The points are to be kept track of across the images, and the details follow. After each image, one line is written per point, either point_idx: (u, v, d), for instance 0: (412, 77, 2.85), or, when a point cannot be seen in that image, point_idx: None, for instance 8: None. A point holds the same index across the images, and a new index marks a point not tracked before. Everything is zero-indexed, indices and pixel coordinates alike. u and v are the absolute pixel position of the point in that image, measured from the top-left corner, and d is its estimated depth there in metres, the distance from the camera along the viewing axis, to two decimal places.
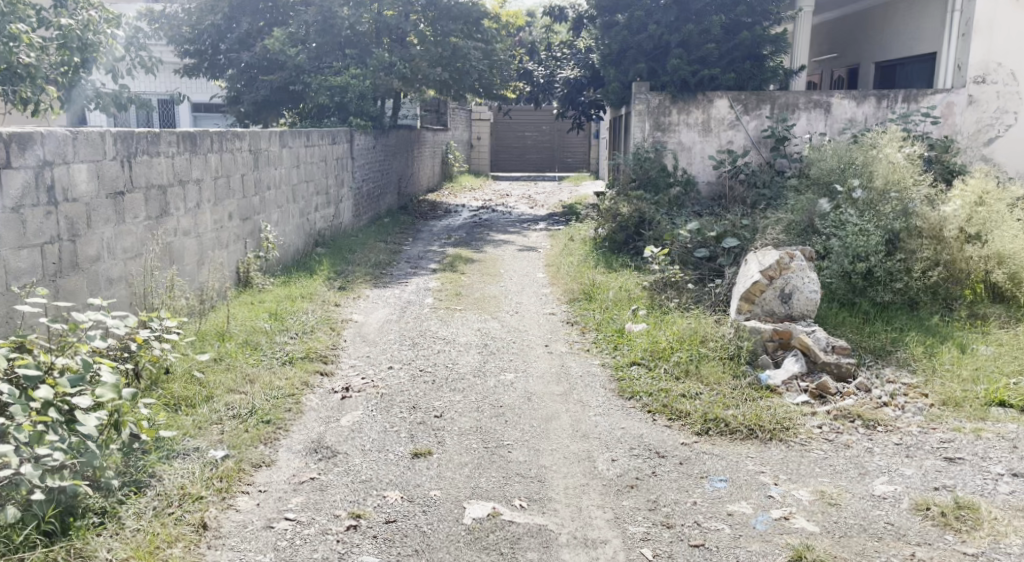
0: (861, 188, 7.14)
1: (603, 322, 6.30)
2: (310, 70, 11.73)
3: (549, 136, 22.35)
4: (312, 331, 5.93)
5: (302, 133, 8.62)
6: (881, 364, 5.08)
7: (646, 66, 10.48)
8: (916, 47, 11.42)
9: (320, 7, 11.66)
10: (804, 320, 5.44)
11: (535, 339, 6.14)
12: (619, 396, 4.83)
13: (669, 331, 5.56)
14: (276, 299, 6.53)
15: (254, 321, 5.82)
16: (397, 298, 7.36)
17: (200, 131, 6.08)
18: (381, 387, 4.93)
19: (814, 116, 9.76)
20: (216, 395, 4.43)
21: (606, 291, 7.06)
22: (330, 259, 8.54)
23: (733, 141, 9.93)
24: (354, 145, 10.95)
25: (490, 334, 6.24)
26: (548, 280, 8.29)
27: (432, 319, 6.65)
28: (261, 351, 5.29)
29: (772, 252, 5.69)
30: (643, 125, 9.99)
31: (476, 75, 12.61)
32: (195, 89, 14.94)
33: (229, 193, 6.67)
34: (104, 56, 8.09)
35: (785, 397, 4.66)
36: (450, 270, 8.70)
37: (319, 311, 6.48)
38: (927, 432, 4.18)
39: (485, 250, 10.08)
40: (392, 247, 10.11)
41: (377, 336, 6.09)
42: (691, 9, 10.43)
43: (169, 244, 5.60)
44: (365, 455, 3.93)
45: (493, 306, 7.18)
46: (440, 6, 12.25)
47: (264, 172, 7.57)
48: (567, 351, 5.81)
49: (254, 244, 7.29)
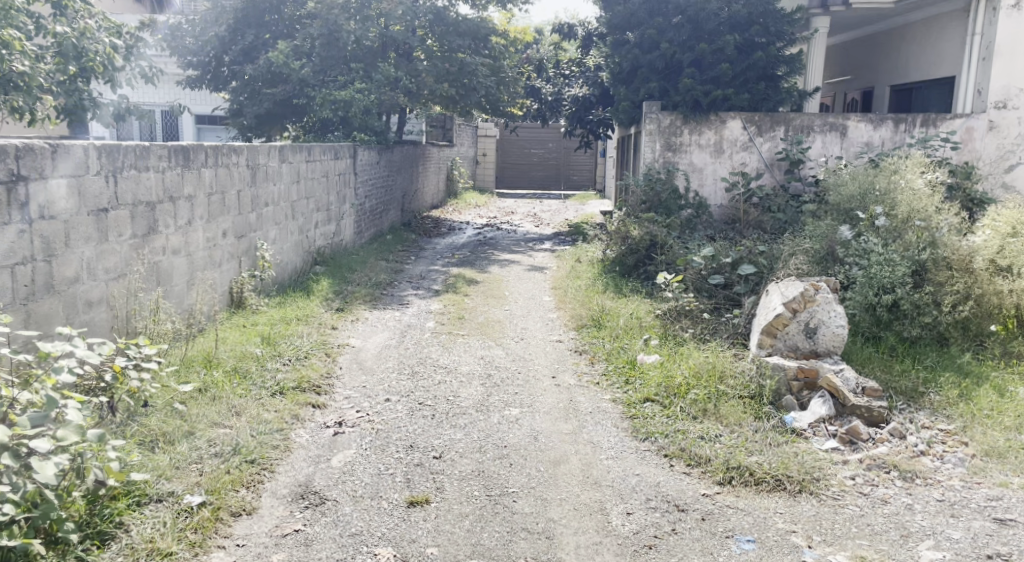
0: (883, 216, 6.88)
1: (614, 352, 6.00)
2: (313, 83, 11.45)
3: (556, 154, 22.04)
4: (306, 357, 5.65)
5: (303, 147, 8.35)
6: (914, 407, 4.74)
7: (658, 85, 10.23)
8: (935, 72, 11.20)
9: (325, 20, 11.28)
10: (829, 357, 5.06)
11: (542, 370, 5.81)
12: (632, 437, 4.52)
13: (685, 367, 5.29)
14: (270, 323, 6.22)
15: (244, 346, 5.51)
16: (397, 322, 7.05)
17: (194, 145, 5.79)
18: (377, 422, 4.60)
19: (830, 139, 9.52)
20: (197, 430, 4.11)
21: (616, 318, 6.74)
22: (328, 278, 8.22)
23: (746, 163, 9.67)
24: (357, 160, 10.65)
25: (494, 363, 5.91)
26: (555, 304, 7.96)
27: (433, 346, 6.33)
28: (250, 381, 4.97)
29: (795, 283, 5.35)
30: (653, 145, 9.75)
31: (483, 93, 12.41)
32: (196, 103, 14.64)
33: (223, 211, 6.37)
34: (102, 67, 7.85)
35: (812, 443, 4.32)
36: (453, 291, 8.39)
37: (314, 335, 6.19)
38: (972, 487, 3.84)
39: (489, 271, 9.76)
40: (394, 266, 9.81)
41: (374, 363, 5.78)
42: (704, 28, 10.17)
43: (158, 263, 5.28)
44: (357, 503, 3.60)
45: (498, 332, 6.84)
46: (447, 22, 12.14)
47: (262, 189, 7.26)
48: (575, 384, 5.49)
49: (249, 262, 6.97)
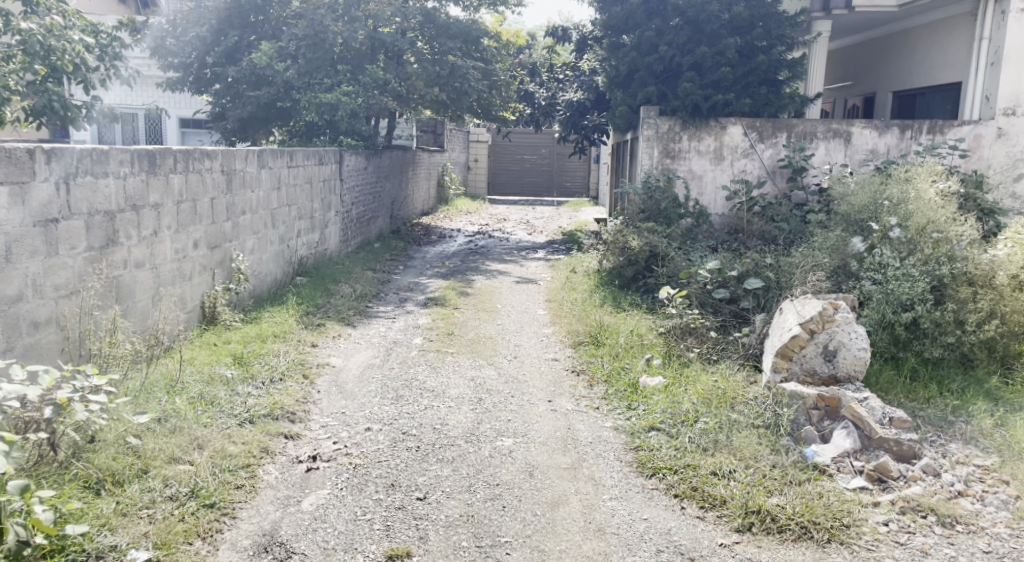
0: (898, 228, 6.52)
1: (614, 373, 5.60)
2: (299, 86, 11.01)
3: (549, 160, 21.62)
4: (282, 380, 5.25)
5: (284, 151, 7.92)
6: (945, 439, 4.35)
7: (656, 89, 9.83)
8: (941, 77, 10.86)
9: (310, 21, 10.87)
10: (850, 383, 4.66)
11: (537, 393, 5.39)
12: (637, 472, 4.11)
13: (693, 393, 4.90)
14: (244, 341, 5.79)
15: (213, 368, 5.10)
16: (382, 338, 6.63)
17: (161, 149, 5.34)
18: (356, 456, 4.17)
19: (833, 146, 9.18)
20: (152, 468, 3.68)
21: (615, 335, 6.35)
22: (309, 290, 7.78)
23: (746, 170, 9.30)
24: (343, 165, 10.23)
25: (485, 385, 5.48)
26: (549, 318, 7.54)
27: (421, 365, 5.91)
28: (217, 409, 4.53)
29: (812, 301, 4.94)
30: (651, 151, 9.36)
31: (475, 97, 12.05)
32: (178, 105, 14.14)
33: (195, 219, 5.93)
34: (72, 66, 7.39)
35: (836, 480, 3.92)
36: (442, 304, 7.98)
37: (292, 354, 5.78)
38: (1018, 536, 3.47)
39: (480, 282, 9.33)
40: (381, 276, 9.37)
41: (356, 385, 5.35)
42: (704, 31, 9.80)
43: (118, 278, 4.82)
44: (328, 557, 3.23)
45: (490, 349, 6.42)
46: (437, 24, 11.83)
47: (238, 195, 6.82)
48: (573, 410, 5.07)
49: (223, 275, 6.52)
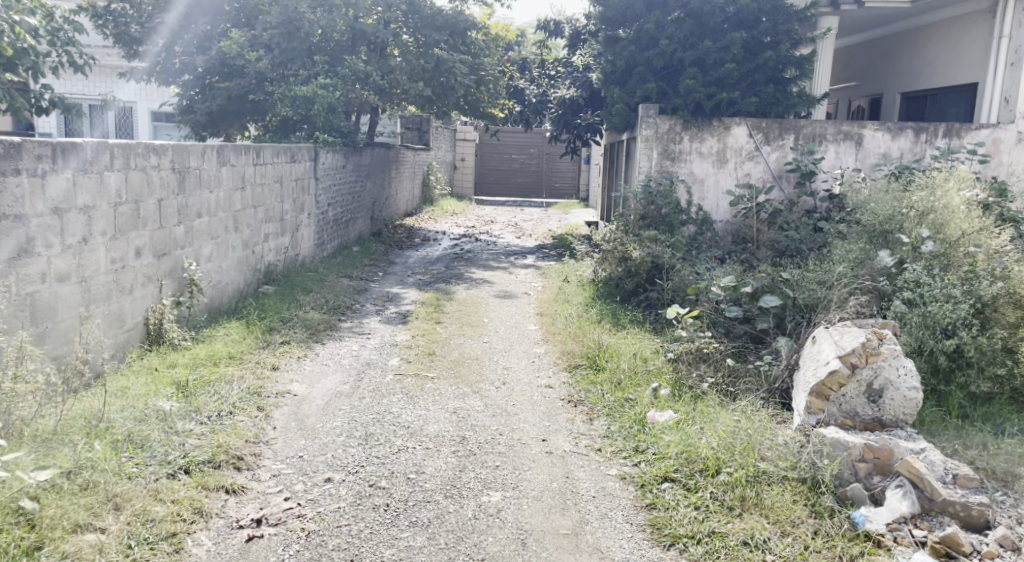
0: (930, 240, 5.85)
1: (617, 407, 4.88)
2: (272, 77, 10.37)
3: (537, 160, 20.92)
4: (230, 414, 4.51)
5: (249, 148, 7.16)
6: (1015, 499, 3.66)
7: (656, 86, 9.11)
8: (957, 77, 10.22)
9: (283, 8, 10.12)
10: (899, 428, 3.99)
11: (530, 429, 4.66)
12: (652, 541, 3.43)
13: (712, 434, 4.19)
14: (191, 365, 5.05)
15: (152, 400, 4.35)
16: (354, 359, 5.89)
17: (94, 142, 4.61)
18: (310, 519, 3.46)
19: (844, 149, 8.50)
20: (48, 543, 2.99)
21: (616, 359, 5.64)
22: (275, 302, 7.01)
23: (752, 174, 8.61)
24: (318, 164, 9.46)
25: (469, 419, 4.75)
26: (541, 334, 6.83)
27: (395, 394, 5.15)
28: (146, 454, 3.79)
29: (852, 329, 4.23)
30: (650, 152, 8.65)
31: (462, 92, 11.35)
32: (146, 96, 13.23)
33: (137, 224, 5.18)
34: (11, 50, 6.57)
35: (894, 555, 3.23)
36: (422, 317, 7.25)
37: (246, 381, 5.03)
38: None
39: (464, 292, 8.59)
40: (357, 284, 8.61)
41: (318, 420, 4.61)
42: (707, 25, 9.10)
43: (32, 294, 4.12)
44: None
45: (474, 373, 5.68)
46: (422, 14, 11.08)
47: (192, 197, 6.06)
48: (572, 452, 4.35)
49: (173, 286, 5.76)
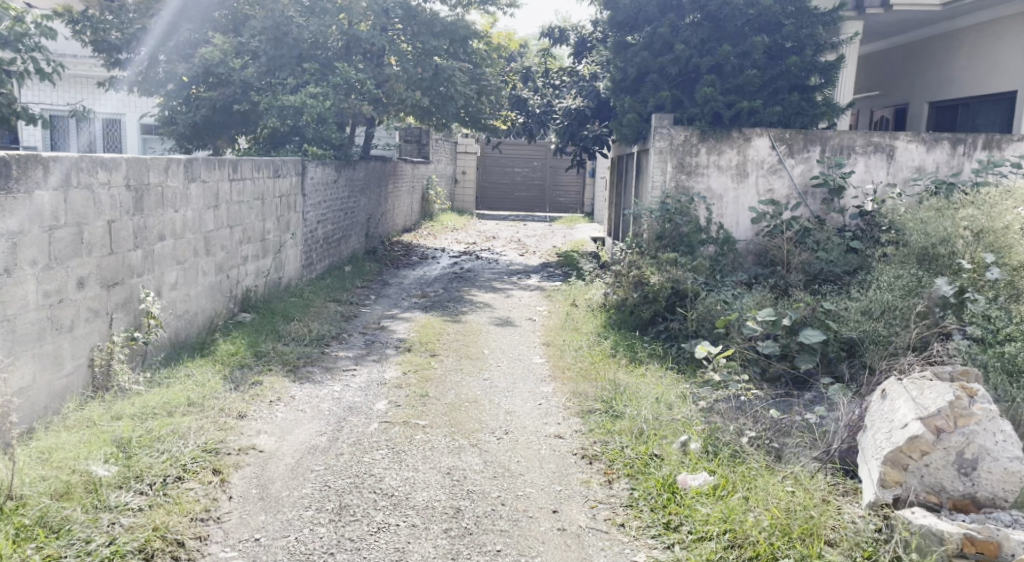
0: (994, 267, 5.10)
1: (640, 466, 4.11)
2: (259, 86, 9.57)
3: (541, 173, 20.25)
4: (177, 482, 3.74)
5: (223, 161, 6.42)
6: None
7: (670, 95, 8.35)
8: (993, 85, 9.49)
9: (270, 12, 9.40)
10: (994, 509, 3.25)
11: (538, 496, 3.89)
12: None
13: (762, 509, 3.42)
14: (139, 417, 4.29)
15: (84, 465, 3.59)
16: (335, 402, 5.13)
17: (21, 155, 3.90)
18: None
19: (874, 162, 7.75)
20: None
21: (636, 403, 4.87)
22: (250, 333, 6.26)
23: (775, 189, 7.85)
24: (305, 179, 8.72)
25: (466, 483, 3.98)
26: (549, 369, 6.07)
27: (379, 448, 4.39)
28: (61, 544, 3.08)
29: (933, 384, 3.49)
30: (665, 166, 7.87)
31: (462, 102, 10.61)
32: (134, 106, 12.57)
33: (79, 251, 4.44)
34: None
35: None
36: (414, 348, 6.49)
37: (204, 435, 4.26)
38: None
39: (463, 317, 7.84)
40: (346, 309, 7.86)
41: (285, 486, 3.84)
42: (725, 29, 8.34)
43: None
44: None
45: (472, 419, 4.92)
46: (419, 20, 10.36)
47: (153, 217, 5.32)
48: (589, 528, 3.58)
49: (128, 321, 5.01)
